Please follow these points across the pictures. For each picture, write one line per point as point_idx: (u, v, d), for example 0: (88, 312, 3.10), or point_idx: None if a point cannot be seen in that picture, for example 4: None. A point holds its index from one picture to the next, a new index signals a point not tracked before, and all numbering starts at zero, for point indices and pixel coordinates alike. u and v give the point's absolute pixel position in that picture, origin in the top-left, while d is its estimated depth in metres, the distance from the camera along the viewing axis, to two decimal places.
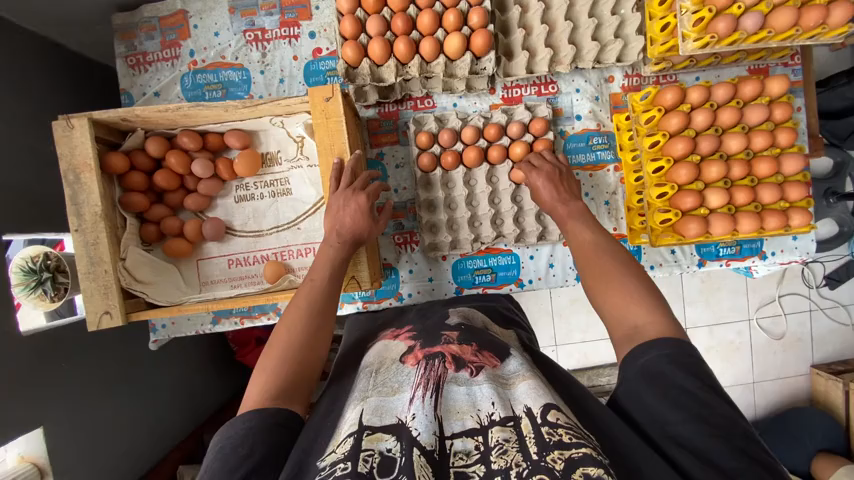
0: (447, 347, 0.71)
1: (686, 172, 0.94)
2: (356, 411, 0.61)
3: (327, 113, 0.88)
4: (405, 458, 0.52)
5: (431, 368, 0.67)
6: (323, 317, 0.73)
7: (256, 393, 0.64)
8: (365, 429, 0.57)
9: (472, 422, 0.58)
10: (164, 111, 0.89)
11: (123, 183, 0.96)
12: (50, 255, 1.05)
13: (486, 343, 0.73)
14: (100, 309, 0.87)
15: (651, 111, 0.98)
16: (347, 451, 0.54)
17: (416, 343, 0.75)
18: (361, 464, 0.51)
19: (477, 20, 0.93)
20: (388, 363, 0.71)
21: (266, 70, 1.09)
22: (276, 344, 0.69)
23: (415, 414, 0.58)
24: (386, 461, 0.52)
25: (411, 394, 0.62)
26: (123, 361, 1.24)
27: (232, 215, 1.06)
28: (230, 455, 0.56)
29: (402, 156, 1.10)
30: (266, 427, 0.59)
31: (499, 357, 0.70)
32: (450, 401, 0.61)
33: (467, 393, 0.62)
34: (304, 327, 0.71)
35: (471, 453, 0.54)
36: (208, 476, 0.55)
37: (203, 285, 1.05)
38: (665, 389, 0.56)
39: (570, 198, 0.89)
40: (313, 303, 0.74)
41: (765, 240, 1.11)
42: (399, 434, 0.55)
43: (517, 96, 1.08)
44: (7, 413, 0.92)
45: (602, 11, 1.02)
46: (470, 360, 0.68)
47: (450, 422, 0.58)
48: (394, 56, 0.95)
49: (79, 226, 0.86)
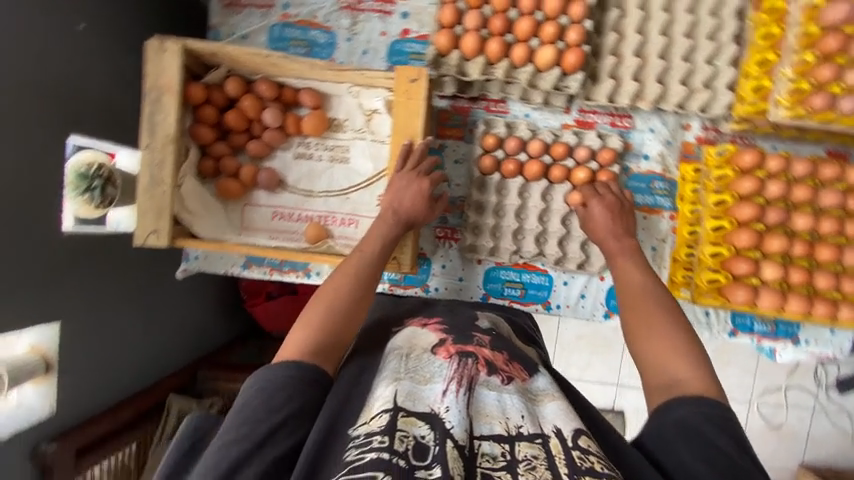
0: (480, 350, 0.70)
1: (747, 238, 0.94)
2: (390, 389, 0.60)
3: (409, 94, 0.88)
4: (438, 448, 0.53)
5: (464, 366, 0.66)
6: (367, 288, 0.75)
7: (295, 343, 0.65)
8: (400, 410, 0.57)
9: (500, 428, 0.58)
10: (253, 54, 0.91)
11: (196, 114, 0.99)
12: (104, 165, 1.09)
13: (516, 354, 0.73)
14: (149, 228, 0.89)
15: (724, 169, 0.97)
16: (384, 425, 0.55)
17: (448, 336, 0.74)
18: (397, 443, 0.52)
19: (575, 37, 0.93)
20: (419, 351, 0.70)
21: (352, 39, 1.09)
22: (319, 303, 0.71)
23: (449, 407, 0.58)
24: (421, 446, 0.53)
25: (444, 386, 0.62)
26: (144, 281, 1.26)
27: (287, 170, 1.08)
28: (269, 396, 0.58)
29: (464, 152, 1.10)
30: (303, 379, 0.61)
31: (528, 372, 0.70)
32: (480, 403, 0.61)
33: (497, 399, 0.62)
34: (349, 292, 0.72)
35: (497, 458, 0.55)
36: (247, 411, 0.57)
37: (243, 229, 1.07)
38: (698, 443, 0.56)
39: (623, 236, 0.89)
40: (360, 272, 0.76)
41: (802, 326, 1.09)
42: (432, 423, 0.56)
43: (590, 121, 1.07)
44: (30, 300, 0.94)
45: (696, 58, 1.01)
46: (501, 368, 0.68)
47: (478, 424, 0.58)
48: (484, 54, 0.95)
49: (150, 144, 0.88)
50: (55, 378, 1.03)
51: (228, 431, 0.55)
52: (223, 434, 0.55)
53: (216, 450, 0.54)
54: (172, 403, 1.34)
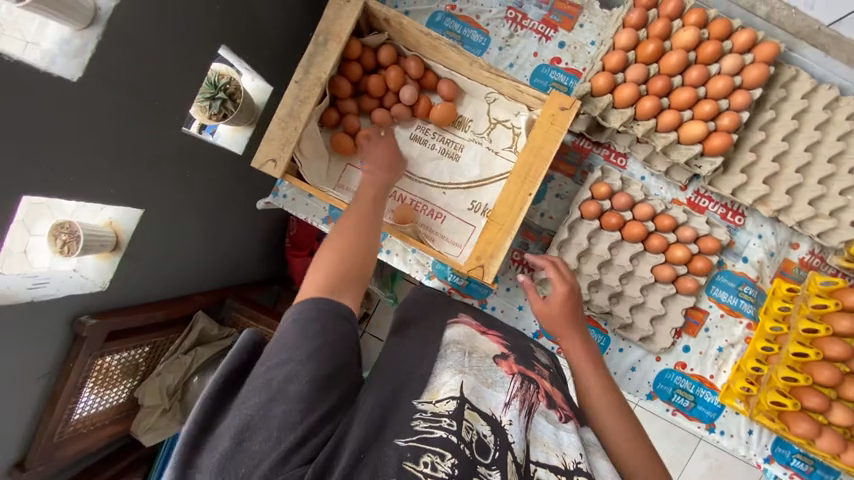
0: (541, 381, 0.71)
1: (828, 375, 0.91)
2: (456, 379, 0.61)
3: (554, 120, 0.89)
4: (499, 453, 0.54)
5: (526, 389, 0.67)
6: (370, 238, 0.75)
7: (313, 285, 0.64)
8: (467, 401, 0.58)
9: (556, 460, 0.59)
10: (426, 34, 0.95)
11: (342, 67, 1.02)
12: (233, 81, 1.15)
13: (569, 399, 0.73)
14: (270, 155, 0.92)
15: (826, 299, 0.95)
16: (452, 410, 0.55)
17: (511, 353, 0.74)
18: (465, 431, 0.53)
19: (728, 123, 0.93)
20: (481, 354, 0.70)
21: (504, 49, 1.12)
22: (325, 255, 0.70)
23: (512, 421, 0.59)
24: (483, 444, 0.54)
25: (506, 399, 0.63)
26: (221, 197, 1.26)
27: (400, 147, 1.10)
28: (306, 326, 0.58)
29: (568, 190, 1.10)
30: (328, 313, 0.60)
31: (578, 420, 0.70)
32: (537, 430, 0.62)
33: (555, 432, 0.63)
34: (353, 240, 0.73)
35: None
36: (291, 334, 0.57)
37: (339, 185, 1.10)
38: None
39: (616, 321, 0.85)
40: (357, 223, 0.76)
41: (839, 479, 1.05)
42: (494, 428, 0.57)
43: (701, 206, 1.06)
44: (137, 182, 0.94)
45: (832, 184, 1.00)
46: (559, 405, 0.69)
47: (535, 449, 0.59)
48: (634, 107, 0.96)
49: (301, 81, 0.91)
50: (117, 259, 1.01)
51: (276, 352, 0.56)
52: (273, 353, 0.56)
53: (267, 369, 0.54)
54: (197, 320, 1.32)
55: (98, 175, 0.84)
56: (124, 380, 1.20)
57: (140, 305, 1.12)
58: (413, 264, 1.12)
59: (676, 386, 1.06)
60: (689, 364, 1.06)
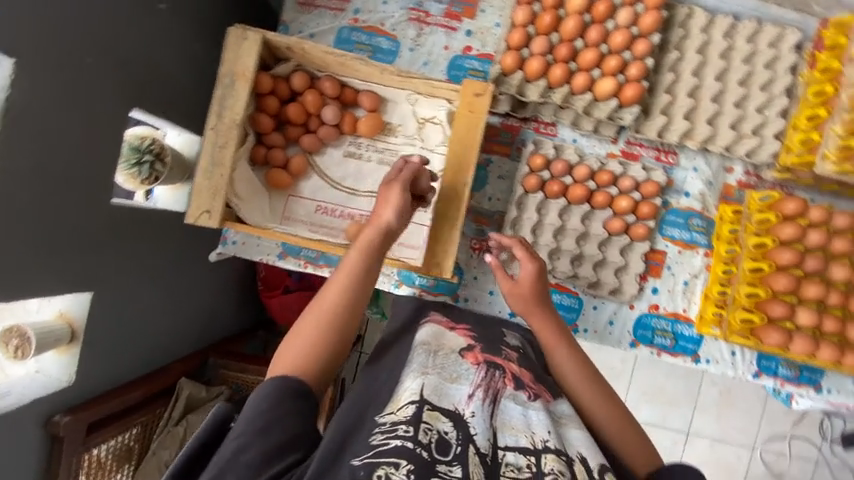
0: (508, 365, 0.76)
1: (785, 282, 0.95)
2: (417, 382, 0.66)
3: (473, 107, 0.91)
4: (461, 448, 0.59)
5: (492, 377, 0.72)
6: (345, 321, 0.69)
7: (284, 361, 0.66)
8: (426, 403, 0.63)
9: (525, 441, 0.64)
10: (330, 54, 0.96)
11: (259, 102, 1.01)
12: (156, 141, 1.11)
13: (541, 375, 0.79)
14: (203, 207, 0.91)
15: (767, 213, 0.98)
16: (409, 416, 0.61)
17: (477, 344, 0.79)
18: (422, 434, 0.58)
19: (635, 72, 0.96)
20: (447, 350, 0.75)
21: (415, 49, 1.13)
22: (295, 336, 0.67)
23: (474, 413, 0.64)
24: (443, 441, 0.59)
25: (470, 390, 0.68)
26: (172, 258, 1.24)
27: (336, 167, 1.10)
28: (262, 401, 0.61)
29: (508, 169, 1.12)
30: (282, 397, 0.62)
31: (551, 394, 0.76)
32: (505, 415, 0.67)
33: (523, 413, 0.68)
34: (328, 326, 0.68)
35: (522, 469, 0.61)
36: (251, 405, 0.61)
37: (285, 218, 1.09)
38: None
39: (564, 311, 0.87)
40: (336, 306, 0.69)
41: (825, 375, 1.10)
42: (456, 422, 0.62)
43: (635, 153, 1.09)
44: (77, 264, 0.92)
45: (747, 105, 1.05)
46: (528, 384, 0.74)
47: (504, 434, 0.64)
48: (546, 78, 0.99)
49: (215, 126, 0.91)
50: (78, 348, 0.98)
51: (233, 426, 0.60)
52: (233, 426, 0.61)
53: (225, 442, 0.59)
54: (183, 387, 1.30)
55: (29, 270, 0.81)
56: (120, 467, 1.17)
57: (107, 392, 1.07)
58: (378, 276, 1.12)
59: (655, 328, 1.09)
60: (661, 305, 1.09)
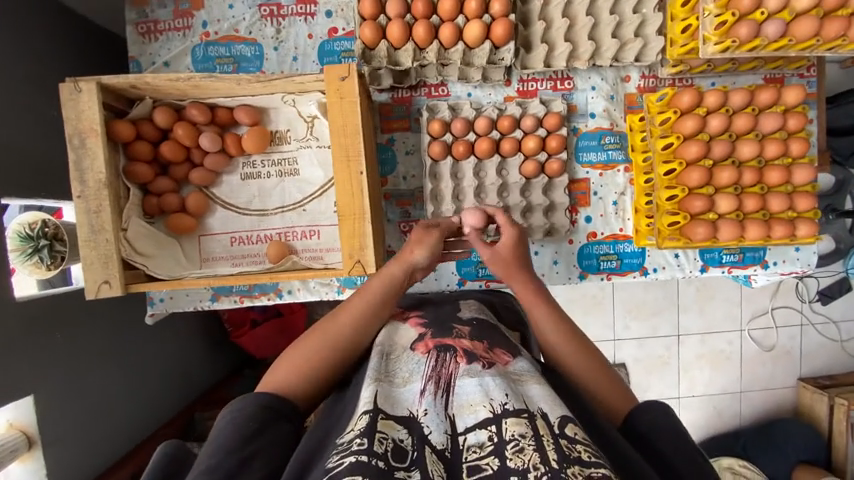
0: (459, 342, 0.68)
1: (698, 176, 0.95)
2: (370, 391, 0.59)
3: (342, 93, 0.87)
4: (418, 452, 0.52)
5: (442, 362, 0.64)
6: (353, 348, 0.70)
7: (276, 378, 0.65)
8: (380, 412, 0.56)
9: (485, 412, 0.56)
10: (175, 80, 0.88)
11: (128, 153, 0.94)
12: (49, 222, 1.02)
13: (497, 340, 0.71)
14: (99, 278, 0.87)
15: (666, 112, 0.98)
16: (362, 427, 0.53)
17: (427, 331, 0.72)
18: (377, 444, 0.51)
19: (499, 8, 0.92)
20: (399, 350, 0.69)
21: (279, 46, 1.06)
22: (299, 350, 0.68)
23: (427, 410, 0.57)
24: (399, 448, 0.52)
25: (422, 385, 0.61)
26: (109, 334, 1.20)
27: (237, 192, 1.04)
28: (242, 427, 0.55)
29: (413, 143, 1.08)
30: (268, 415, 0.58)
31: (511, 354, 0.69)
32: (461, 395, 0.59)
33: (479, 384, 0.60)
34: (337, 347, 0.69)
35: (484, 445, 0.52)
36: (221, 441, 0.54)
37: (204, 261, 1.03)
38: (672, 434, 0.60)
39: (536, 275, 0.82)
40: (347, 335, 0.71)
41: (768, 249, 1.12)
42: (411, 426, 0.55)
43: (532, 89, 1.07)
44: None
45: (623, 9, 1.01)
46: (481, 355, 0.66)
47: (462, 417, 0.56)
48: (412, 40, 0.94)
49: (82, 192, 0.85)
50: (40, 451, 0.99)
51: (206, 457, 0.52)
52: (203, 458, 0.53)
53: None
54: None
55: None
56: None
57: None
58: (318, 288, 1.09)
59: (598, 254, 1.09)
60: (598, 230, 1.09)
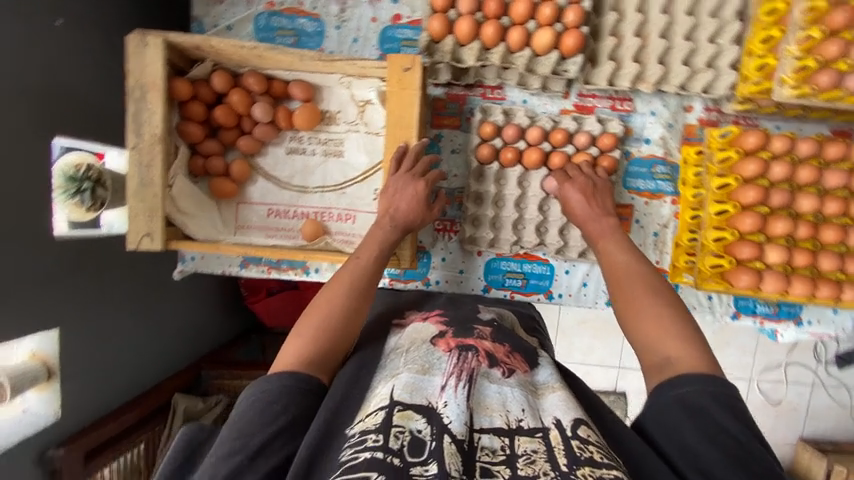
0: (481, 343, 0.68)
1: (751, 222, 0.92)
2: (388, 387, 0.59)
3: (403, 84, 0.86)
4: (435, 443, 0.51)
5: (464, 359, 0.64)
6: (361, 297, 0.71)
7: (289, 353, 0.63)
8: (396, 404, 0.55)
9: (500, 421, 0.56)
10: (240, 47, 0.88)
11: (183, 111, 0.95)
12: (92, 165, 1.07)
13: (518, 346, 0.71)
14: (142, 231, 0.89)
15: (728, 150, 0.95)
16: (379, 423, 0.53)
17: (448, 329, 0.72)
18: (392, 440, 0.50)
19: (573, 19, 0.90)
20: (418, 343, 0.68)
21: (342, 26, 1.05)
22: (305, 326, 0.67)
23: (447, 403, 0.56)
24: (417, 441, 0.51)
25: (443, 381, 0.59)
26: (134, 284, 1.22)
27: (280, 166, 1.05)
28: (263, 409, 0.56)
29: (460, 142, 1.07)
30: (290, 389, 0.58)
31: (530, 364, 0.68)
32: (481, 395, 0.59)
33: (498, 392, 0.60)
34: (343, 303, 0.69)
35: (497, 452, 0.53)
36: (240, 426, 0.54)
37: (239, 227, 1.05)
38: (704, 424, 0.54)
39: (602, 217, 0.87)
40: (347, 297, 0.70)
41: (805, 307, 1.08)
42: (430, 416, 0.54)
43: (589, 106, 1.04)
44: (16, 312, 0.92)
45: (699, 36, 0.98)
46: (502, 360, 0.66)
47: (479, 416, 0.56)
48: (479, 39, 0.92)
49: (137, 145, 0.87)
50: (58, 384, 1.03)
51: (228, 441, 0.53)
52: (226, 440, 0.53)
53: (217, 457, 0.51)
54: (178, 402, 1.34)
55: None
56: None
57: (104, 418, 1.14)
58: None
59: None
60: None
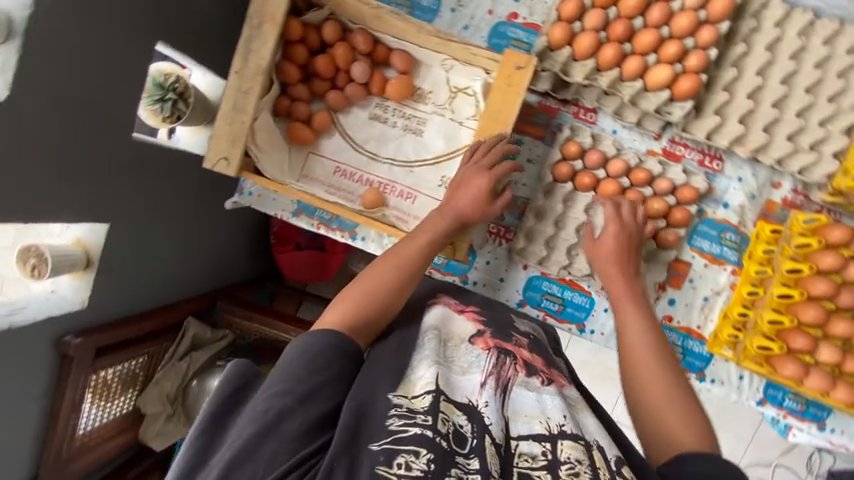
0: (519, 351, 0.68)
1: (813, 314, 0.92)
2: (431, 370, 0.59)
3: (511, 81, 0.86)
4: (476, 440, 0.53)
5: (502, 363, 0.64)
6: (410, 277, 0.72)
7: (335, 315, 0.65)
8: (441, 393, 0.56)
9: (540, 427, 0.57)
10: (365, 4, 0.92)
11: (286, 51, 0.96)
12: (180, 79, 1.07)
13: (552, 361, 0.72)
14: (221, 153, 0.91)
15: (809, 237, 0.93)
16: (427, 406, 0.54)
17: (487, 329, 0.71)
18: (441, 424, 0.52)
19: (695, 63, 0.88)
20: (456, 340, 0.67)
21: (457, 10, 1.05)
22: (354, 292, 0.68)
23: (488, 403, 0.57)
24: (459, 434, 0.53)
25: (482, 379, 0.60)
26: (183, 199, 1.20)
27: (359, 128, 1.05)
28: (312, 361, 0.57)
29: (539, 153, 1.05)
30: (336, 348, 0.59)
31: (564, 379, 0.69)
32: (517, 404, 0.60)
33: (537, 399, 0.61)
34: (392, 279, 0.70)
35: (537, 458, 0.54)
36: (288, 371, 0.56)
37: (303, 176, 1.06)
38: None
39: (631, 279, 0.85)
40: (397, 274, 0.70)
41: (832, 414, 1.05)
42: (470, 414, 0.55)
43: (678, 154, 1.02)
44: (77, 195, 0.90)
45: (811, 116, 0.95)
46: (540, 369, 0.67)
47: (516, 423, 0.57)
48: (595, 58, 0.91)
49: (241, 71, 0.88)
50: (92, 275, 1.03)
51: (277, 384, 0.55)
52: (274, 382, 0.56)
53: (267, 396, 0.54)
54: (189, 326, 1.33)
55: (40, 184, 0.82)
56: (125, 391, 1.22)
57: (122, 319, 1.12)
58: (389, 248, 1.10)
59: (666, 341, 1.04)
60: (676, 317, 1.04)
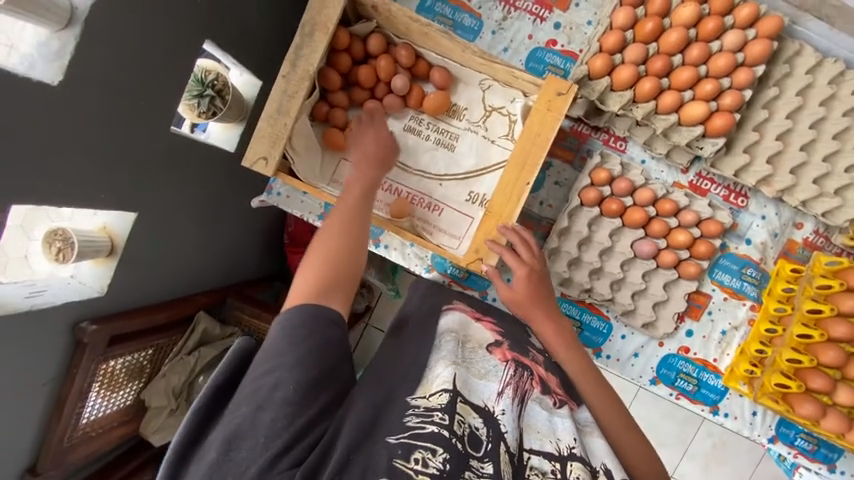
0: (535, 368, 0.70)
1: (833, 355, 0.93)
2: (450, 371, 0.60)
3: (551, 106, 0.88)
4: (491, 446, 0.53)
5: (521, 376, 0.66)
6: (358, 227, 0.74)
7: (300, 287, 0.65)
8: (460, 395, 0.57)
9: (550, 446, 0.58)
10: (414, 20, 0.94)
11: (331, 58, 0.99)
12: (220, 77, 1.08)
13: (564, 380, 0.74)
14: (261, 153, 0.92)
15: (831, 279, 0.94)
16: (444, 404, 0.55)
17: (504, 341, 0.74)
18: (456, 425, 0.53)
19: (729, 102, 0.91)
20: (474, 345, 0.70)
21: (498, 33, 1.08)
22: (308, 262, 0.68)
23: (504, 411, 0.59)
24: (475, 436, 0.54)
25: (499, 388, 0.62)
26: (211, 194, 1.20)
27: (393, 139, 1.07)
28: (293, 334, 0.58)
29: (567, 176, 1.08)
30: (306, 314, 0.60)
31: (575, 402, 0.70)
32: (530, 417, 0.62)
33: (548, 419, 0.62)
34: (339, 235, 0.71)
35: (546, 475, 0.54)
36: (278, 345, 0.58)
37: (333, 180, 1.07)
38: None
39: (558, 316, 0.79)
40: (341, 229, 0.72)
41: (844, 457, 1.05)
42: (487, 420, 0.56)
43: (704, 188, 1.04)
44: (117, 183, 0.88)
45: (837, 161, 0.98)
46: (553, 390, 0.69)
47: (529, 437, 0.59)
48: (633, 89, 0.93)
49: (289, 74, 0.90)
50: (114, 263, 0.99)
51: (266, 361, 0.56)
52: (264, 363, 0.56)
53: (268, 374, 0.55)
54: (200, 320, 1.29)
55: (85, 169, 0.79)
56: (130, 382, 1.16)
57: (138, 307, 1.08)
58: (411, 258, 1.11)
59: (680, 371, 1.06)
60: (692, 349, 1.06)
